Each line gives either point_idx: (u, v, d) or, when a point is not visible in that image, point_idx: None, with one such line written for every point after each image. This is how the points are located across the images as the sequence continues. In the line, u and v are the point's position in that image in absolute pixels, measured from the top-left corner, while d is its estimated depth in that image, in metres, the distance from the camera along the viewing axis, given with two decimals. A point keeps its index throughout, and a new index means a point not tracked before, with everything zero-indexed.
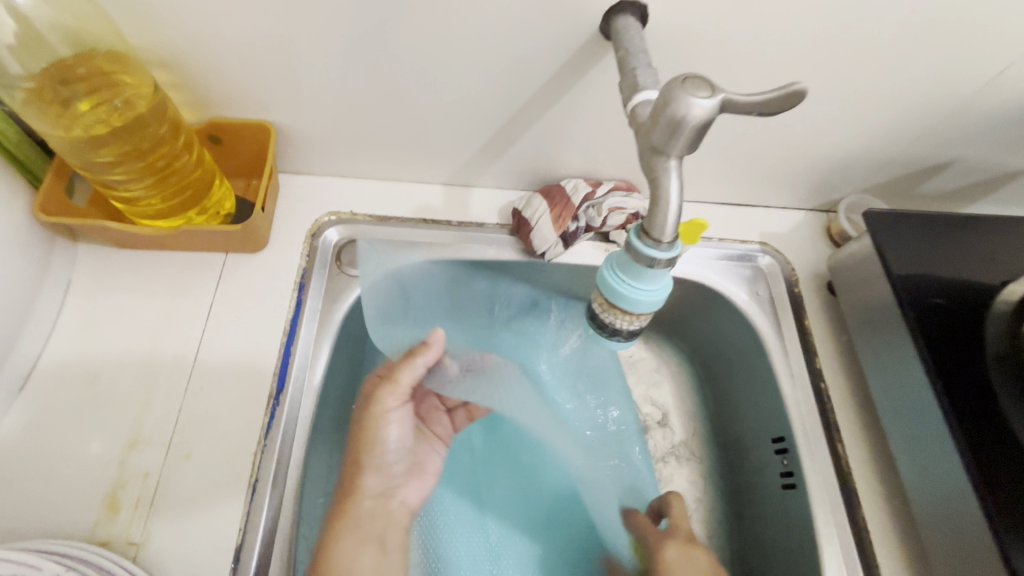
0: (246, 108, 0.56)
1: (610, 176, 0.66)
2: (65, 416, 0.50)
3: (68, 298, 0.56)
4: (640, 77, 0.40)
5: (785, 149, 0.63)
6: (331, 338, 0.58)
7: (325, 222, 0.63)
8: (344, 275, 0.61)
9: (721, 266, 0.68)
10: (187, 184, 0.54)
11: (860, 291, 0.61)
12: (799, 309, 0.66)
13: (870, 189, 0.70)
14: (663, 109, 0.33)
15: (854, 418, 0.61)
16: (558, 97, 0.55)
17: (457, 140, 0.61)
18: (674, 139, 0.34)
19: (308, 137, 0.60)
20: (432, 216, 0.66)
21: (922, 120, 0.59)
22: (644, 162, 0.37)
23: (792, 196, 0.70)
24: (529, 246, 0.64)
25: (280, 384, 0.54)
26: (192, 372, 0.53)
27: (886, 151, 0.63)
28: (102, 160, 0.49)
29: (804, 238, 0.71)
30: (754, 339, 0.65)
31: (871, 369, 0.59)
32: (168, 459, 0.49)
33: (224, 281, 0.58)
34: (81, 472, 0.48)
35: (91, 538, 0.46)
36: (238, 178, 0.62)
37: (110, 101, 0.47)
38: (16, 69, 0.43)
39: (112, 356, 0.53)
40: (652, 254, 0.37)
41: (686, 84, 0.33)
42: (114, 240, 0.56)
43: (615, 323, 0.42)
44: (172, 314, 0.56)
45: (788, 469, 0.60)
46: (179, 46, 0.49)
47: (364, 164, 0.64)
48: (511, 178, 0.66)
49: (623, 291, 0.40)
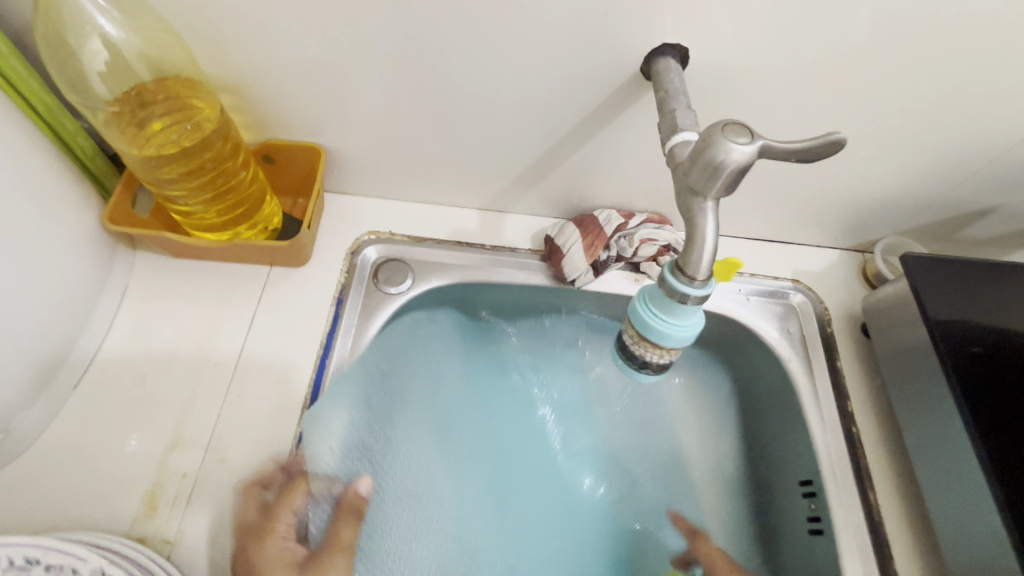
0: (300, 132, 0.60)
1: (643, 208, 0.67)
2: (112, 414, 0.53)
3: (124, 302, 0.59)
4: (679, 119, 0.41)
5: (821, 188, 0.63)
6: (364, 354, 0.60)
7: (365, 241, 0.66)
8: (379, 292, 0.64)
9: (751, 301, 0.68)
10: (241, 200, 0.58)
11: (894, 335, 0.60)
12: (831, 350, 0.65)
13: (908, 232, 0.69)
14: (702, 152, 0.34)
15: (887, 466, 0.59)
16: (596, 130, 0.57)
17: (496, 169, 0.63)
18: (711, 182, 0.35)
19: (355, 161, 0.63)
20: (466, 240, 0.67)
21: (962, 167, 0.59)
22: (681, 202, 0.38)
23: (826, 235, 0.70)
24: (560, 273, 0.65)
25: (314, 396, 0.56)
26: (232, 377, 0.56)
27: (924, 194, 0.63)
28: (169, 175, 0.53)
29: (838, 278, 0.70)
30: (783, 377, 0.65)
31: (904, 413, 0.58)
32: (204, 461, 0.52)
33: (267, 293, 0.61)
34: (125, 470, 0.51)
35: (129, 533, 0.48)
36: (286, 195, 0.66)
37: (181, 123, 0.51)
38: (102, 92, 0.49)
39: (159, 361, 0.56)
40: (686, 291, 0.38)
41: (726, 131, 0.34)
42: (170, 249, 0.60)
43: (645, 355, 0.43)
44: (218, 322, 0.59)
45: (815, 513, 0.59)
46: (245, 73, 0.53)
47: (405, 188, 0.67)
48: (544, 206, 0.68)
49: (655, 324, 0.40)
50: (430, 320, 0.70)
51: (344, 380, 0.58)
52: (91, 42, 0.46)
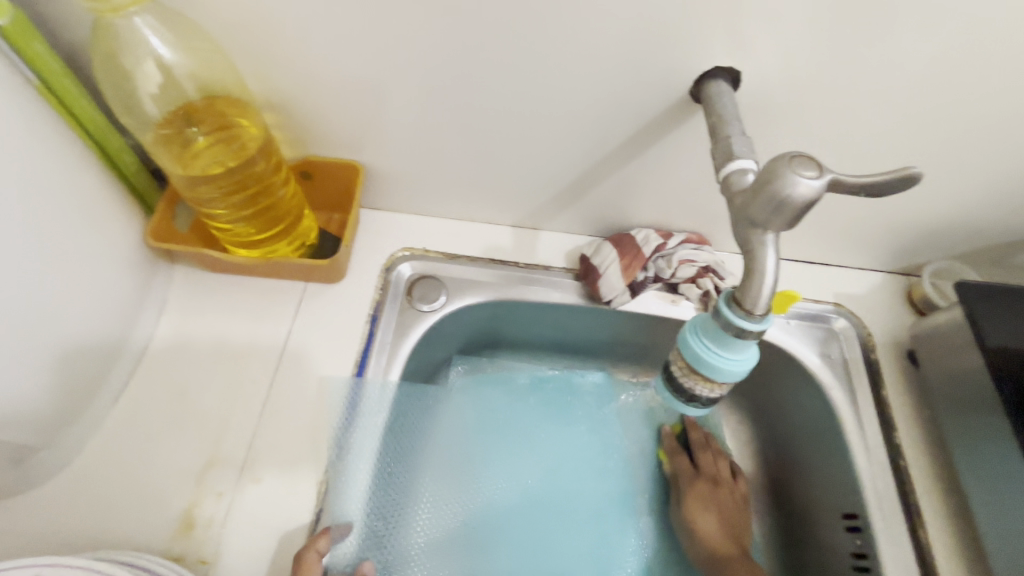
0: (339, 149, 0.60)
1: (681, 228, 0.65)
2: (151, 430, 0.53)
3: (163, 316, 0.59)
4: (735, 145, 0.40)
5: (868, 211, 0.61)
6: (397, 372, 0.60)
7: (399, 257, 0.65)
8: (413, 309, 0.63)
9: (793, 326, 0.66)
10: (281, 217, 0.58)
11: (947, 365, 0.58)
12: (876, 378, 0.63)
13: (958, 256, 0.66)
14: (767, 185, 0.33)
15: (937, 503, 0.56)
16: (638, 151, 0.56)
17: (533, 187, 0.62)
18: (776, 215, 0.34)
19: (391, 177, 0.63)
20: (500, 257, 0.67)
21: (1021, 191, 0.57)
22: (740, 233, 0.36)
23: (870, 257, 0.68)
24: (596, 293, 0.64)
25: (349, 416, 0.56)
26: (267, 395, 0.56)
27: (978, 218, 0.60)
28: (213, 194, 0.53)
29: (882, 302, 0.68)
30: (825, 405, 0.63)
31: (957, 449, 0.56)
32: (240, 481, 0.51)
33: (302, 309, 0.61)
34: (162, 488, 0.51)
35: (166, 552, 0.48)
36: (322, 210, 0.66)
37: (228, 143, 0.51)
38: (152, 112, 0.49)
39: (196, 376, 0.56)
40: (743, 325, 0.37)
41: (793, 163, 0.33)
42: (209, 264, 0.60)
43: (695, 389, 0.42)
44: (254, 338, 0.59)
45: (861, 550, 0.57)
46: (289, 92, 0.53)
47: (440, 204, 0.67)
48: (580, 225, 0.67)
49: (707, 358, 0.39)
50: (461, 337, 0.69)
51: (378, 399, 0.58)
52: (145, 66, 0.46)
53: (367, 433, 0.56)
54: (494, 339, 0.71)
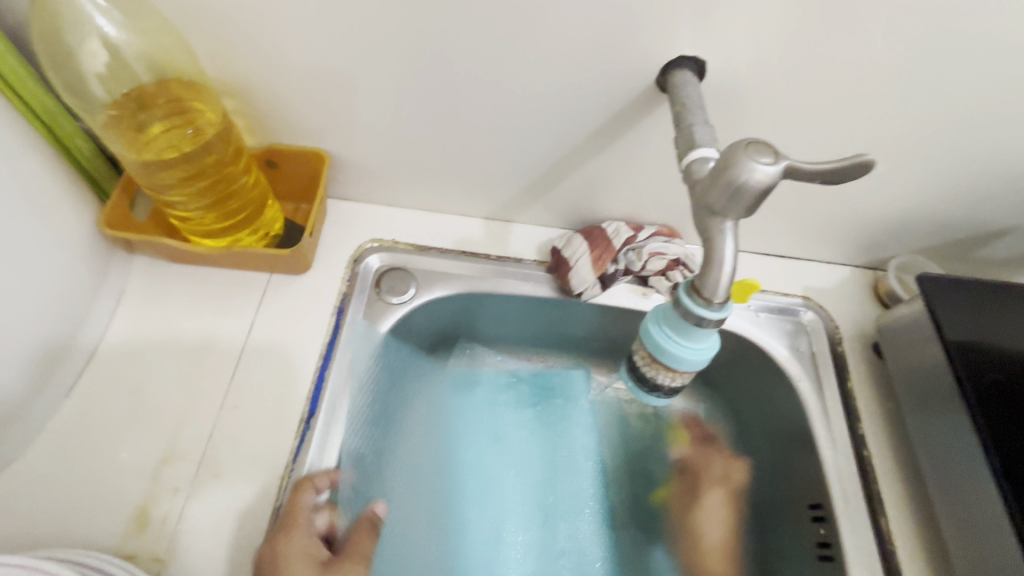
0: (304, 137, 0.58)
1: (653, 221, 0.65)
2: (105, 424, 0.52)
3: (120, 308, 0.58)
4: (698, 134, 0.40)
5: (835, 205, 0.61)
6: (365, 365, 0.59)
7: (368, 249, 0.64)
8: (381, 301, 0.62)
9: (761, 318, 0.66)
10: (243, 206, 0.56)
11: (909, 357, 0.58)
12: (842, 369, 0.64)
13: (923, 250, 0.67)
14: (723, 171, 0.33)
15: (899, 493, 0.57)
16: (608, 141, 0.56)
17: (503, 178, 0.62)
18: (733, 202, 0.34)
19: (359, 167, 0.62)
20: (471, 249, 0.66)
21: (981, 186, 0.58)
22: (699, 221, 0.36)
23: (838, 251, 0.69)
24: (566, 285, 0.64)
25: (312, 409, 0.54)
26: (229, 388, 0.54)
27: (941, 213, 0.61)
28: (169, 180, 0.51)
29: (849, 295, 0.69)
30: (792, 397, 0.63)
31: (919, 439, 0.57)
32: (198, 476, 0.50)
33: (266, 301, 0.59)
34: (115, 484, 0.49)
35: (118, 550, 0.46)
36: (288, 201, 0.64)
37: (183, 128, 0.50)
38: (101, 94, 0.48)
39: (155, 369, 0.55)
40: (702, 313, 0.37)
41: (749, 150, 0.33)
42: (169, 254, 0.59)
43: (657, 378, 0.41)
44: (216, 330, 0.57)
45: (825, 539, 0.57)
46: (249, 76, 0.51)
47: (410, 196, 0.66)
48: (552, 217, 0.67)
49: (669, 347, 0.39)
50: (432, 331, 0.68)
51: (344, 392, 0.56)
52: (90, 45, 0.45)
53: (332, 429, 0.54)
54: (466, 332, 0.70)
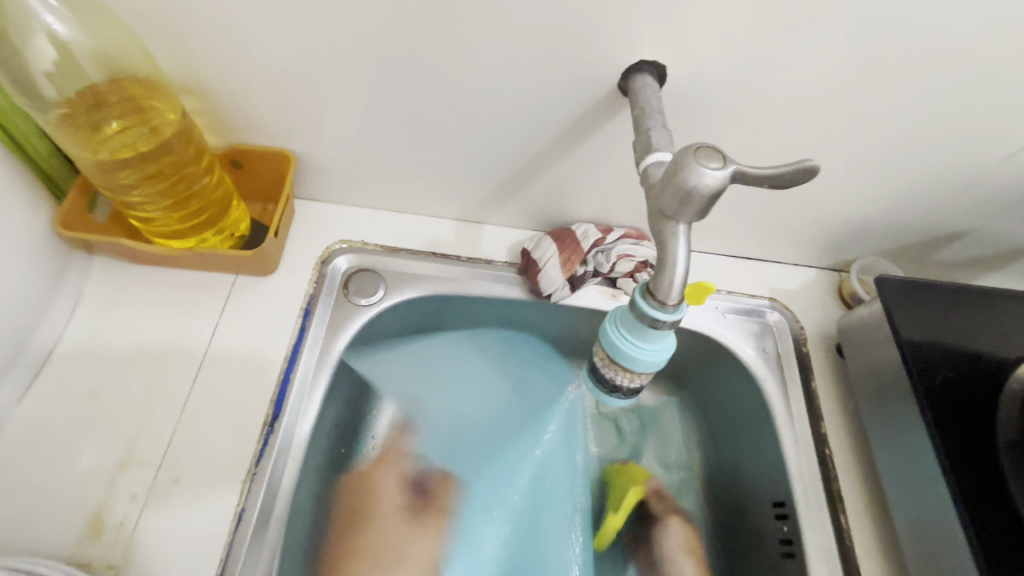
0: (269, 137, 0.58)
1: (622, 223, 0.66)
2: (59, 430, 0.50)
3: (78, 310, 0.56)
4: (654, 138, 0.41)
5: (798, 208, 0.63)
6: (330, 369, 0.58)
7: (336, 250, 0.64)
8: (349, 303, 0.62)
9: (728, 319, 0.67)
10: (205, 205, 0.55)
11: (868, 356, 0.60)
12: (806, 369, 0.65)
13: (884, 253, 0.69)
14: (673, 176, 0.34)
15: (859, 490, 0.59)
16: (575, 144, 0.56)
17: (472, 180, 0.62)
18: (683, 206, 0.34)
19: (326, 168, 0.62)
20: (441, 251, 0.66)
21: (935, 191, 0.59)
22: (653, 225, 0.37)
23: (803, 254, 0.70)
24: (536, 287, 0.64)
25: (276, 412, 0.54)
26: (190, 391, 0.54)
27: (899, 216, 0.63)
28: (125, 181, 0.50)
29: (814, 297, 0.70)
30: (757, 396, 0.64)
31: (877, 436, 0.58)
32: (156, 481, 0.49)
33: (230, 302, 0.59)
34: (69, 490, 0.48)
35: (71, 558, 0.45)
36: (255, 201, 0.64)
37: (139, 127, 0.49)
38: (50, 94, 0.46)
39: (114, 372, 0.54)
40: (656, 316, 0.37)
41: (698, 155, 0.33)
42: (129, 255, 0.57)
43: (617, 379, 0.42)
44: (178, 332, 0.56)
45: (787, 536, 0.58)
46: (210, 77, 0.51)
47: (379, 197, 0.66)
48: (522, 219, 0.67)
49: (625, 349, 0.39)
50: (402, 333, 0.68)
51: (309, 395, 0.56)
52: (38, 42, 0.44)
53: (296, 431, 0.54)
54: (437, 332, 0.70)
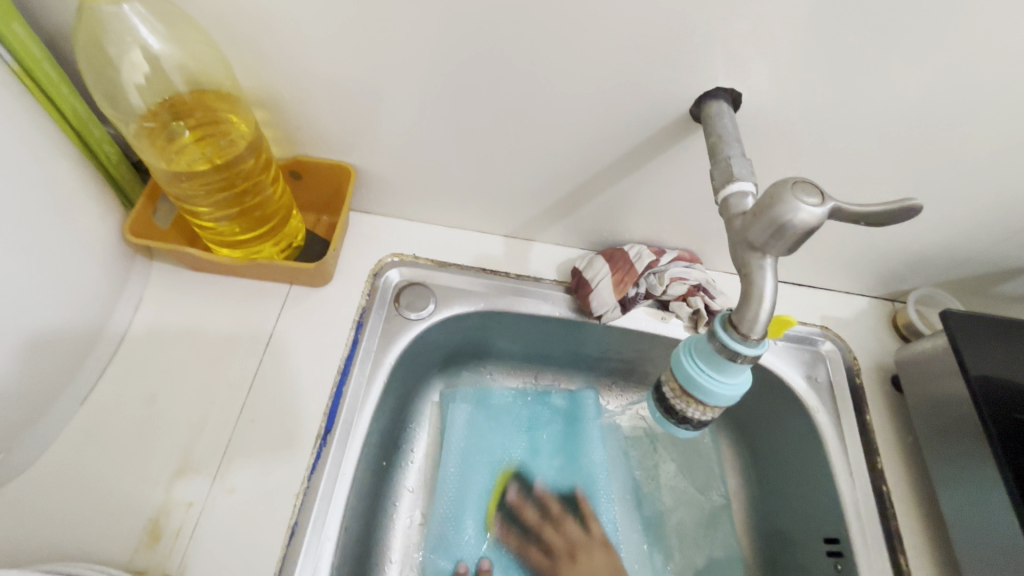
0: (331, 150, 0.58)
1: (674, 245, 0.65)
2: (118, 435, 0.51)
3: (138, 315, 0.57)
4: (736, 167, 0.40)
5: (858, 236, 0.61)
6: (381, 383, 0.58)
7: (387, 263, 0.64)
8: (400, 317, 0.62)
9: (780, 346, 0.66)
10: (268, 216, 0.56)
11: (929, 392, 0.58)
12: (860, 402, 0.63)
13: (942, 284, 0.67)
14: (767, 210, 0.33)
15: (919, 531, 0.57)
16: (636, 165, 0.56)
17: (527, 198, 0.62)
18: (775, 240, 0.33)
19: (383, 181, 0.62)
20: (490, 267, 0.66)
21: (1004, 224, 0.58)
22: (738, 256, 0.36)
23: (857, 282, 0.69)
24: (586, 307, 0.63)
25: (328, 425, 0.54)
26: (246, 400, 0.54)
27: (963, 248, 0.61)
28: (198, 191, 0.51)
29: (868, 326, 0.68)
30: (810, 427, 0.63)
31: (941, 476, 0.56)
32: (212, 490, 0.49)
33: (285, 312, 0.59)
34: (127, 495, 0.48)
35: (128, 564, 0.45)
36: (310, 211, 0.64)
37: (216, 140, 0.50)
38: (136, 104, 0.48)
39: (172, 378, 0.54)
40: (737, 349, 0.36)
41: (795, 189, 0.32)
42: (189, 262, 0.58)
43: (687, 411, 0.41)
44: (234, 340, 0.57)
45: (842, 575, 0.57)
46: (282, 89, 0.52)
47: (431, 211, 0.66)
48: (572, 237, 0.66)
49: (700, 380, 0.39)
50: (447, 347, 0.68)
51: (360, 408, 0.56)
52: (132, 55, 0.45)
53: (348, 445, 0.54)
54: (482, 349, 0.70)
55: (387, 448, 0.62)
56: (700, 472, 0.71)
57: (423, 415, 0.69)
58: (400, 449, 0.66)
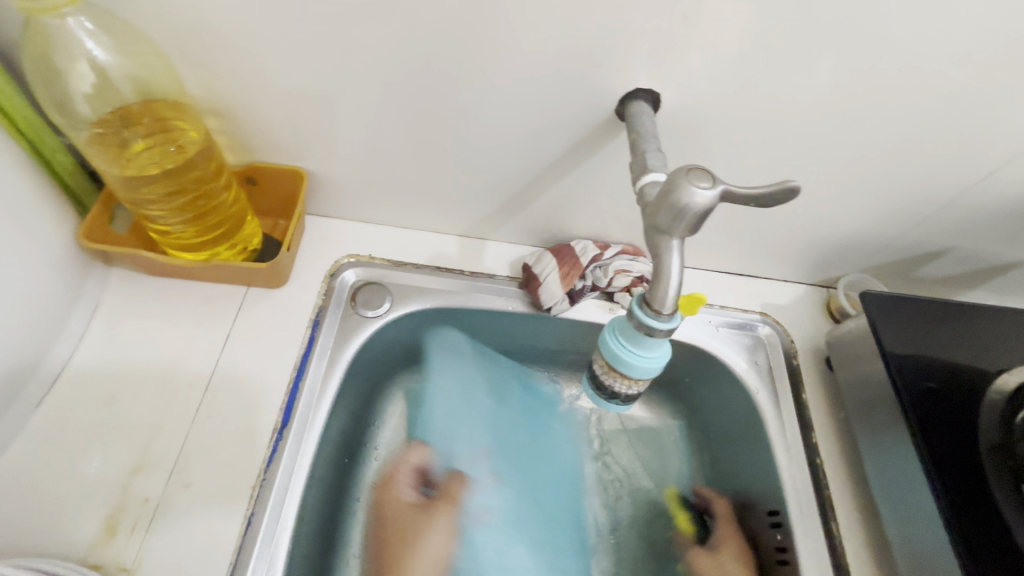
0: (284, 156, 0.61)
1: (619, 239, 0.69)
2: (75, 437, 0.52)
3: (95, 320, 0.58)
4: (650, 160, 0.43)
5: (786, 226, 0.66)
6: (338, 378, 0.60)
7: (344, 264, 0.66)
8: (356, 315, 0.64)
9: (722, 333, 0.70)
10: (222, 219, 0.58)
11: (855, 369, 0.62)
12: (797, 382, 0.67)
13: (869, 269, 0.72)
14: (668, 194, 0.37)
15: (849, 500, 0.60)
16: (575, 164, 0.59)
17: (476, 198, 0.65)
18: (677, 222, 0.37)
19: (337, 185, 0.64)
20: (445, 265, 0.69)
21: (916, 211, 0.62)
22: (649, 240, 0.39)
23: (793, 270, 0.73)
24: (537, 300, 0.67)
25: (285, 420, 0.56)
26: (204, 398, 0.56)
27: (882, 234, 0.66)
28: (150, 195, 0.53)
29: (804, 311, 0.73)
30: (750, 407, 0.66)
31: (866, 446, 0.60)
32: (169, 486, 0.51)
33: (243, 313, 0.61)
34: (83, 494, 0.49)
35: (85, 559, 0.47)
36: (267, 216, 0.67)
37: (166, 146, 0.52)
38: (86, 112, 0.49)
39: (129, 380, 0.56)
40: (652, 324, 0.40)
41: (689, 175, 0.36)
42: (146, 267, 0.60)
43: (615, 386, 0.45)
44: (191, 341, 0.58)
45: (781, 544, 0.60)
46: (231, 98, 0.54)
47: (386, 214, 0.68)
48: (523, 235, 0.70)
49: (624, 356, 0.42)
50: (405, 344, 0.70)
51: (317, 403, 0.58)
52: (79, 66, 0.47)
53: (304, 437, 0.55)
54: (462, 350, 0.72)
55: (347, 444, 0.64)
56: (664, 472, 0.73)
57: (388, 412, 0.70)
58: (361, 446, 0.67)
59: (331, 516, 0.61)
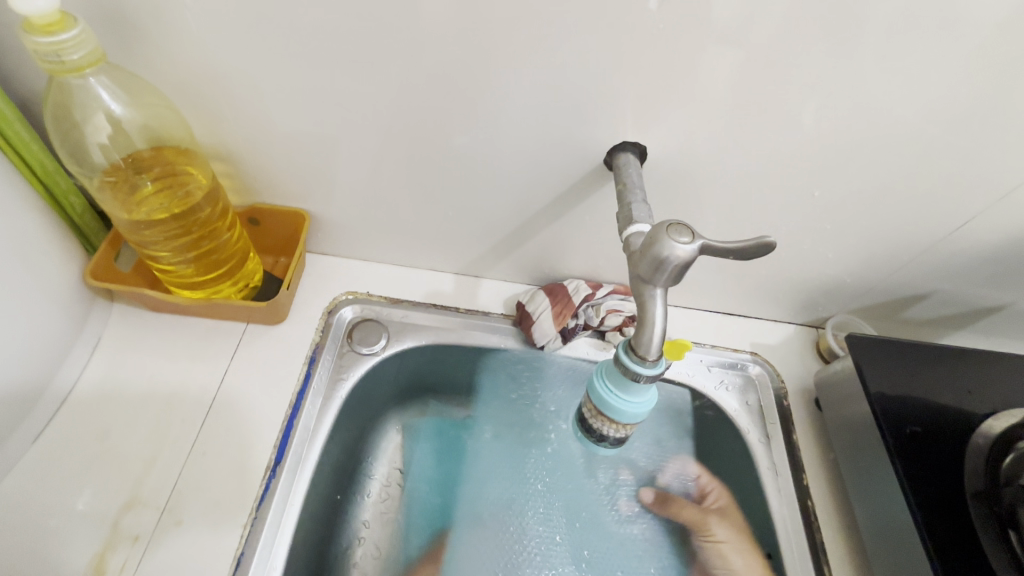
0: (288, 197, 0.63)
1: (611, 279, 0.71)
2: (68, 473, 0.53)
3: (95, 354, 0.60)
4: (635, 211, 0.45)
5: (773, 268, 0.68)
6: (333, 414, 0.61)
7: (342, 300, 0.68)
8: (352, 352, 0.65)
9: (713, 372, 0.71)
10: (226, 259, 0.60)
11: (843, 410, 0.63)
12: (787, 422, 0.68)
13: (856, 310, 0.74)
14: (649, 248, 0.39)
15: (842, 543, 0.60)
16: (567, 208, 0.62)
17: (472, 239, 0.67)
18: (659, 273, 0.39)
19: (338, 225, 0.67)
20: (441, 303, 0.70)
21: (898, 255, 0.64)
22: (634, 289, 0.41)
23: (782, 311, 0.74)
24: (530, 338, 0.68)
25: (278, 458, 0.56)
26: (199, 433, 0.56)
27: (867, 277, 0.68)
28: (157, 237, 0.55)
29: (794, 351, 0.74)
30: (743, 446, 0.67)
31: (855, 489, 0.60)
32: (159, 524, 0.51)
33: (241, 348, 0.62)
34: (74, 531, 0.50)
35: None
36: (269, 254, 0.69)
37: (175, 191, 0.55)
38: (100, 160, 0.52)
39: (126, 415, 0.56)
40: (637, 369, 0.41)
41: (670, 230, 0.38)
42: (148, 304, 0.61)
43: (602, 429, 0.47)
44: (189, 376, 0.59)
45: None
46: (239, 144, 0.57)
47: (384, 252, 0.70)
48: (517, 275, 0.71)
49: (611, 401, 0.44)
50: (400, 380, 0.71)
51: (311, 440, 0.58)
52: (97, 119, 0.49)
53: (297, 476, 0.56)
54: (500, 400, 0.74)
55: (339, 482, 0.64)
56: None
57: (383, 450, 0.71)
58: (356, 485, 0.67)
59: (324, 554, 0.61)
